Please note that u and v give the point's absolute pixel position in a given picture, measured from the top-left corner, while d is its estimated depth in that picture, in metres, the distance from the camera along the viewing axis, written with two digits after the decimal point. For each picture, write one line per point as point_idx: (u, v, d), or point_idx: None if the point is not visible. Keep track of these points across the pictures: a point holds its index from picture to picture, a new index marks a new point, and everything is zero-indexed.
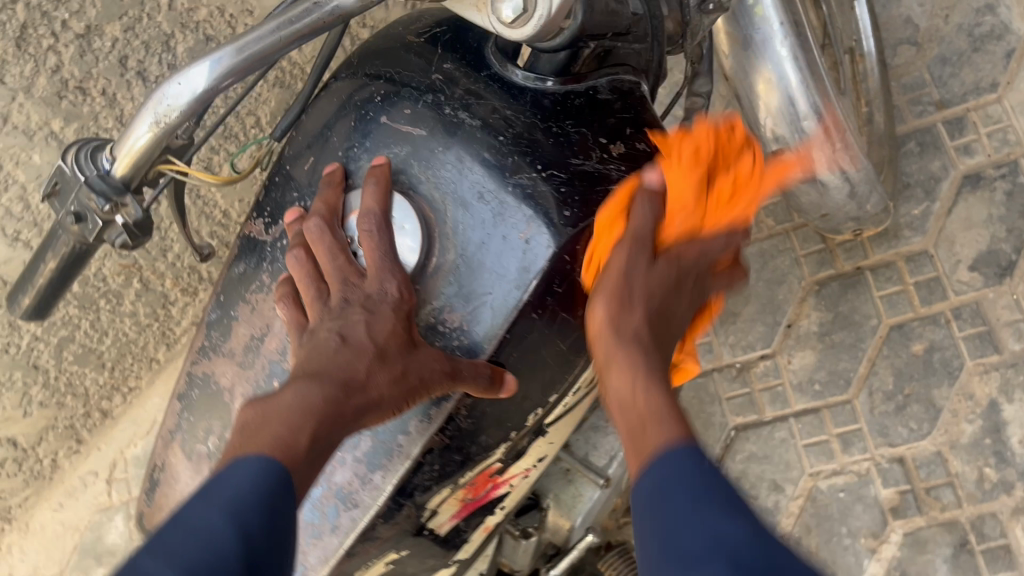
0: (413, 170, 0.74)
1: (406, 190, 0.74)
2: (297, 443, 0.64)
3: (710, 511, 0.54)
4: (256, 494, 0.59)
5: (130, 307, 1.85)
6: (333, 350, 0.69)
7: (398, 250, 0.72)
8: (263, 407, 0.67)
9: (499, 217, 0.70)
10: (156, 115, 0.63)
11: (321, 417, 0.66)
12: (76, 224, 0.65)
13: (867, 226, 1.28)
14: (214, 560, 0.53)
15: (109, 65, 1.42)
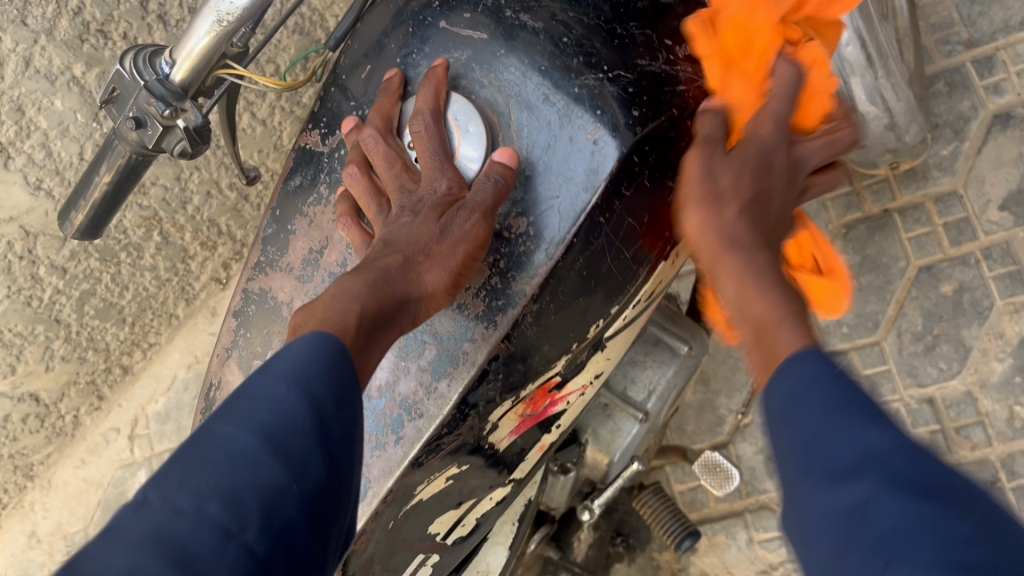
0: (474, 74, 0.77)
1: (467, 94, 0.77)
2: (347, 324, 0.64)
3: (851, 418, 0.53)
4: (318, 361, 0.60)
5: (150, 260, 1.84)
6: (382, 249, 0.72)
7: (460, 157, 0.76)
8: (311, 308, 0.68)
9: (566, 118, 0.73)
10: (216, 14, 0.61)
11: (367, 299, 0.66)
12: (136, 129, 0.63)
13: (903, 159, 1.27)
14: (282, 420, 0.55)
15: (130, 7, 1.40)
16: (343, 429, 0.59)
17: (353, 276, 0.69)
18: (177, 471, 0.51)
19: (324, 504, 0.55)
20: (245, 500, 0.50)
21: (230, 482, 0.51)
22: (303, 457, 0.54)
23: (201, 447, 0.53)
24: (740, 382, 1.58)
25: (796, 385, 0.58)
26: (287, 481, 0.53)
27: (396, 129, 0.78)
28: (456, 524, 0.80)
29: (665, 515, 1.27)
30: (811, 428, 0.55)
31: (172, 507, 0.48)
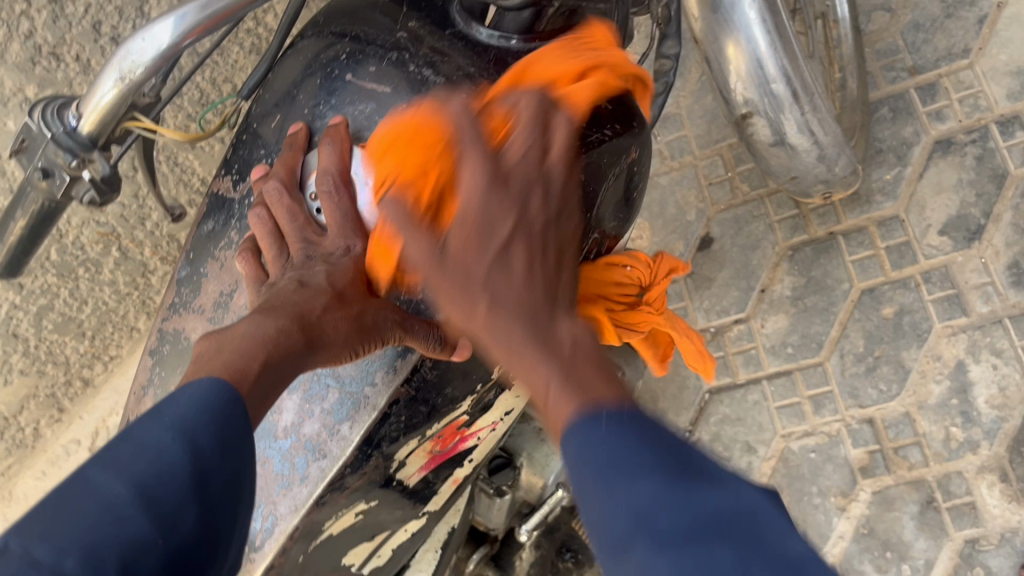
0: (377, 126, 0.78)
1: (370, 147, 0.77)
2: (249, 366, 0.66)
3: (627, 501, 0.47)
4: (205, 411, 0.62)
5: (109, 275, 1.85)
6: (291, 291, 0.72)
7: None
8: (221, 339, 0.70)
9: None
10: (121, 71, 0.64)
11: (274, 347, 0.68)
12: (44, 179, 0.66)
13: (836, 188, 1.30)
14: (161, 474, 0.57)
15: (83, 30, 1.42)
16: (223, 481, 0.60)
17: (261, 319, 0.70)
18: (46, 520, 0.53)
19: (193, 556, 0.56)
20: (104, 557, 0.52)
21: (92, 537, 0.52)
22: (175, 512, 0.56)
23: (76, 495, 0.54)
24: (686, 400, 1.64)
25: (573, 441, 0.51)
26: (152, 535, 0.54)
27: (299, 181, 0.78)
28: (370, 557, 0.82)
29: None
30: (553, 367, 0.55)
31: (29, 560, 0.50)
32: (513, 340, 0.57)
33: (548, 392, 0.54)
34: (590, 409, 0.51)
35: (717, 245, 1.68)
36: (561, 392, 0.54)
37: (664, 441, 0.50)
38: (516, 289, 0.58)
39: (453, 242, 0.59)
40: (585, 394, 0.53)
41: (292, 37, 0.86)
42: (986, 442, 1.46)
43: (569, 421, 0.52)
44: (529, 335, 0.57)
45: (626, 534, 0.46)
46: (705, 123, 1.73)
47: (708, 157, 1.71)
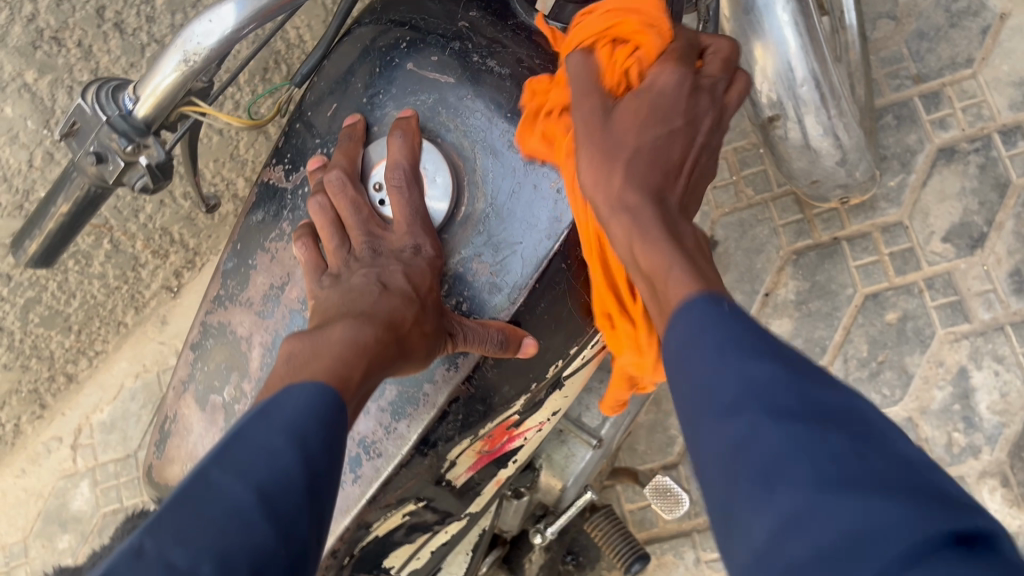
0: (441, 117, 0.81)
1: (433, 138, 0.81)
2: (352, 374, 0.68)
3: (801, 442, 0.52)
4: (312, 417, 0.63)
5: (99, 268, 1.82)
6: (375, 296, 0.75)
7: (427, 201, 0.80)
8: (314, 341, 0.71)
9: (529, 166, 0.78)
10: (183, 53, 0.61)
11: (370, 354, 0.70)
12: (96, 164, 0.63)
13: (853, 194, 1.31)
14: (277, 476, 0.58)
15: (86, 15, 1.38)
16: (328, 486, 0.61)
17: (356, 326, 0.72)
18: (170, 521, 0.53)
19: (308, 566, 0.56)
20: (235, 559, 0.51)
21: (223, 539, 0.52)
22: (293, 517, 0.56)
23: (200, 495, 0.55)
24: None
25: (701, 327, 0.63)
26: (275, 543, 0.54)
27: (361, 174, 0.82)
28: (410, 560, 0.80)
29: (616, 538, 1.28)
30: (704, 365, 0.61)
31: (164, 561, 0.50)
32: (646, 218, 0.72)
33: (672, 271, 0.68)
34: (716, 294, 0.65)
35: (721, 248, 1.67)
36: (682, 272, 0.67)
37: (784, 358, 0.59)
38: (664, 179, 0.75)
39: (626, 113, 0.76)
40: (701, 279, 0.67)
41: (349, 24, 0.89)
42: (988, 447, 1.48)
43: (687, 298, 0.65)
44: (658, 222, 0.72)
45: (769, 470, 0.52)
46: None
47: None
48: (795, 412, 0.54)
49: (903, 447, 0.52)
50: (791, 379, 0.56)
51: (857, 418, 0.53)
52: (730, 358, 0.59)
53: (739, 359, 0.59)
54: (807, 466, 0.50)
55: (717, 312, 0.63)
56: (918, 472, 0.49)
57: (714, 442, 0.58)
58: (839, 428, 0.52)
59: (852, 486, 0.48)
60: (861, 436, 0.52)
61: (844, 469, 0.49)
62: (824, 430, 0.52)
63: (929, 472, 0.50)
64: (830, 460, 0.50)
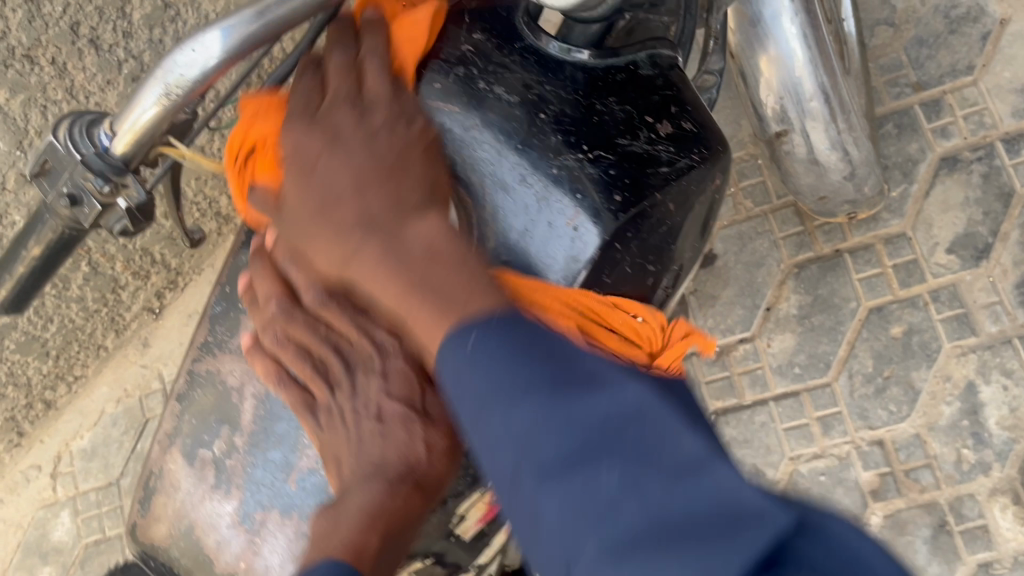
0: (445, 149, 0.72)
1: None
2: (370, 541, 0.65)
3: (576, 502, 0.48)
4: None
5: (77, 291, 1.72)
6: (373, 428, 0.68)
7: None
8: (332, 513, 0.67)
9: (543, 202, 0.70)
10: (164, 86, 0.56)
11: (389, 514, 0.66)
12: (70, 207, 0.57)
13: (861, 209, 1.28)
14: None
15: (60, 31, 1.31)
16: None
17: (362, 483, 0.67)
18: None
19: None
20: None
21: None
22: None
23: None
24: None
25: (461, 370, 0.55)
26: None
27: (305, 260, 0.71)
28: None
29: None
30: (479, 417, 0.54)
31: None
32: (373, 265, 0.61)
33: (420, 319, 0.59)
34: (459, 327, 0.56)
35: (720, 262, 1.63)
36: (422, 310, 0.58)
37: (554, 364, 0.52)
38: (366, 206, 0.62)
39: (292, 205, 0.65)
40: (446, 309, 0.57)
41: None
42: (998, 464, 1.45)
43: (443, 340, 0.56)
44: (383, 253, 0.61)
45: (561, 545, 0.48)
46: None
47: None
48: (568, 463, 0.49)
49: (683, 444, 0.48)
50: (553, 414, 0.50)
51: (629, 425, 0.49)
52: (491, 413, 0.53)
53: (502, 407, 0.52)
54: (590, 537, 0.46)
55: (469, 359, 0.54)
56: (707, 493, 0.45)
57: (510, 507, 0.53)
58: (611, 455, 0.48)
59: (649, 551, 0.44)
60: (637, 455, 0.47)
61: (633, 528, 0.45)
62: (600, 476, 0.47)
63: (712, 484, 0.46)
64: (609, 515, 0.46)
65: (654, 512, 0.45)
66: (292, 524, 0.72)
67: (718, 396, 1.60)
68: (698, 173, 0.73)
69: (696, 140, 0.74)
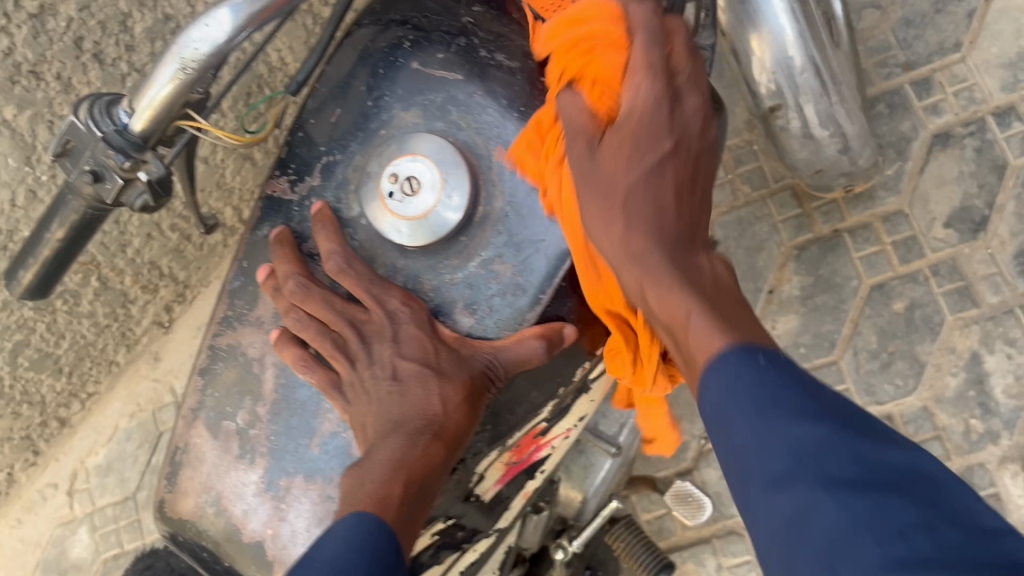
0: (453, 116, 0.76)
1: (446, 136, 0.75)
2: (392, 490, 0.66)
3: (861, 502, 0.49)
4: (354, 551, 0.62)
5: (87, 307, 1.75)
6: (390, 390, 0.71)
7: (438, 209, 0.73)
8: (360, 470, 0.69)
9: None
10: (179, 61, 0.58)
11: (412, 466, 0.67)
12: (93, 183, 0.60)
13: (857, 182, 1.30)
14: None
15: (64, 46, 1.34)
16: None
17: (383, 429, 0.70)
18: None
19: None
20: None
21: None
22: None
23: None
24: None
25: (725, 381, 0.60)
26: None
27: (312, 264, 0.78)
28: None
29: (638, 549, 1.24)
30: (744, 428, 0.57)
31: None
32: (654, 260, 0.66)
33: (690, 320, 0.63)
34: (740, 346, 0.61)
35: (722, 248, 1.65)
36: (703, 319, 0.63)
37: (841, 416, 0.56)
38: (667, 218, 0.68)
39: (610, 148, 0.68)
40: (727, 327, 0.62)
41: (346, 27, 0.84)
42: (1007, 432, 1.46)
43: (722, 348, 0.61)
44: (666, 258, 0.66)
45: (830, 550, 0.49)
46: None
47: None
48: (857, 483, 0.50)
49: (980, 515, 0.49)
50: (842, 440, 0.53)
51: (921, 481, 0.51)
52: (774, 428, 0.56)
53: (787, 426, 0.55)
54: (873, 543, 0.47)
55: (753, 372, 0.59)
56: (1010, 553, 0.46)
57: (769, 519, 0.54)
58: (900, 492, 0.49)
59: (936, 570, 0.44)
60: (927, 500, 0.49)
61: (925, 554, 0.45)
62: (893, 500, 0.49)
63: (1012, 548, 0.46)
64: (897, 531, 0.47)
65: (947, 544, 0.46)
66: (315, 489, 0.73)
67: None
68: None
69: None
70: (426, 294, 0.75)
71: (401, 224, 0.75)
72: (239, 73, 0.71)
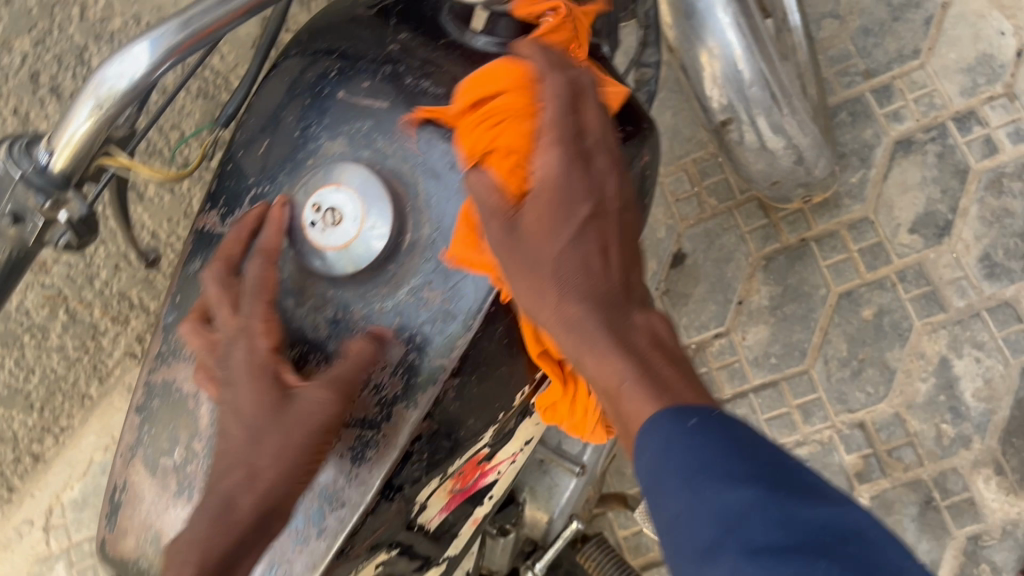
0: (379, 144, 0.74)
1: (373, 164, 0.73)
2: (212, 550, 0.64)
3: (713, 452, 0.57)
4: None
5: (56, 340, 1.82)
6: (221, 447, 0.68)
7: (360, 237, 0.71)
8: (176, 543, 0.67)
9: None
10: (96, 99, 0.58)
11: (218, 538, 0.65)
12: (14, 225, 0.59)
13: (816, 192, 1.30)
14: None
15: (20, 82, 1.34)
16: None
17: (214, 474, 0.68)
18: None
19: None
20: None
21: None
22: None
23: None
24: None
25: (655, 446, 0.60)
26: None
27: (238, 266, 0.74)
28: None
29: (609, 566, 1.23)
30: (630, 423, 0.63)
31: None
32: (589, 326, 0.66)
33: (624, 384, 0.64)
34: (674, 410, 0.61)
35: (690, 260, 1.64)
36: (635, 383, 0.64)
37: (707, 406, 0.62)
38: (596, 278, 0.68)
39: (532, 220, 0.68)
40: (659, 393, 0.63)
41: (275, 56, 0.83)
42: (978, 436, 1.47)
43: (652, 416, 0.62)
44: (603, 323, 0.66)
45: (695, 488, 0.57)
46: (666, 140, 1.70)
47: (672, 173, 1.68)
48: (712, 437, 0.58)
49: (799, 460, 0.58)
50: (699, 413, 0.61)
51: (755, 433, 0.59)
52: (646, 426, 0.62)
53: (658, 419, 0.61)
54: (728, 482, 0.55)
55: (682, 439, 0.59)
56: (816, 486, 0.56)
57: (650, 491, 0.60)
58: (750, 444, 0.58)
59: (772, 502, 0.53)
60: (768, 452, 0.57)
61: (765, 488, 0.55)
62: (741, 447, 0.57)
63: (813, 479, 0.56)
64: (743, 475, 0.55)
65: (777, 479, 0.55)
66: None
67: None
68: (625, 151, 0.75)
69: (619, 119, 0.76)
70: (355, 324, 0.72)
71: (326, 253, 0.72)
72: (156, 119, 0.74)
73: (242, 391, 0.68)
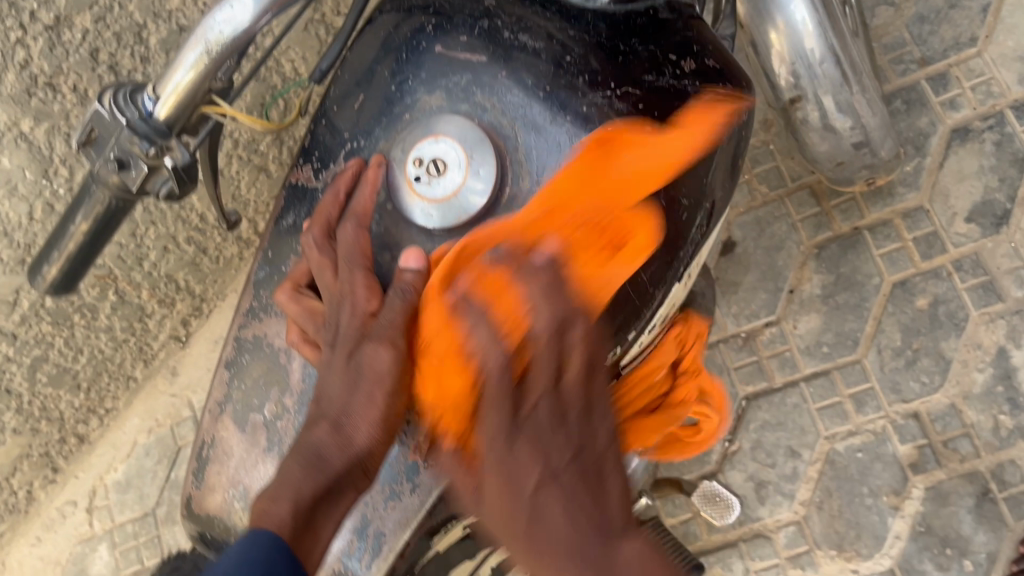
0: (477, 97, 0.75)
1: (472, 116, 0.74)
2: (303, 489, 0.67)
3: None
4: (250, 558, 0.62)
5: (105, 321, 1.74)
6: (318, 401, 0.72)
7: (464, 189, 0.72)
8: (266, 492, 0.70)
9: (574, 139, 0.71)
10: (204, 45, 0.58)
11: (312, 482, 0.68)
12: (119, 172, 0.59)
13: (880, 174, 1.29)
14: None
15: (80, 58, 1.34)
16: None
17: (306, 430, 0.72)
18: None
19: None
20: None
21: None
22: None
23: None
24: None
25: None
26: None
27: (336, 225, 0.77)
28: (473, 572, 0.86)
29: (666, 550, 1.21)
30: None
31: None
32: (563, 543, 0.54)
33: None
34: None
35: (740, 248, 1.63)
36: None
37: None
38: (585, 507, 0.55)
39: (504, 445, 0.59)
40: None
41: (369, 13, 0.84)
42: None
43: None
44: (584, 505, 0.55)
45: None
46: None
47: None
48: None
49: None
50: None
51: None
52: None
53: None
54: None
55: None
56: None
57: None
58: None
59: None
60: None
61: None
62: None
63: None
64: None
65: None
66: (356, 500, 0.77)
67: (749, 381, 1.58)
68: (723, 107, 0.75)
69: (720, 77, 0.76)
70: None
71: (430, 208, 0.73)
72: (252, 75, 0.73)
73: (334, 354, 0.72)
